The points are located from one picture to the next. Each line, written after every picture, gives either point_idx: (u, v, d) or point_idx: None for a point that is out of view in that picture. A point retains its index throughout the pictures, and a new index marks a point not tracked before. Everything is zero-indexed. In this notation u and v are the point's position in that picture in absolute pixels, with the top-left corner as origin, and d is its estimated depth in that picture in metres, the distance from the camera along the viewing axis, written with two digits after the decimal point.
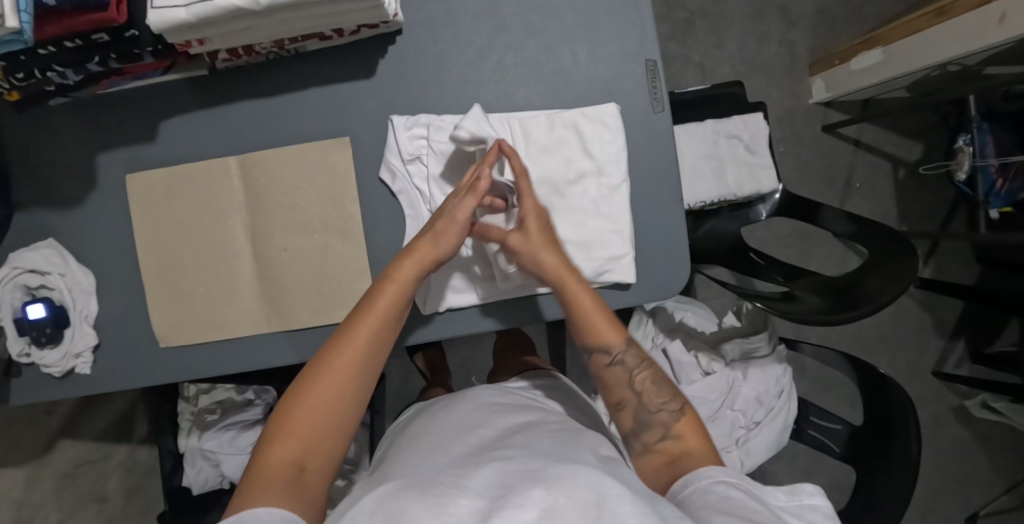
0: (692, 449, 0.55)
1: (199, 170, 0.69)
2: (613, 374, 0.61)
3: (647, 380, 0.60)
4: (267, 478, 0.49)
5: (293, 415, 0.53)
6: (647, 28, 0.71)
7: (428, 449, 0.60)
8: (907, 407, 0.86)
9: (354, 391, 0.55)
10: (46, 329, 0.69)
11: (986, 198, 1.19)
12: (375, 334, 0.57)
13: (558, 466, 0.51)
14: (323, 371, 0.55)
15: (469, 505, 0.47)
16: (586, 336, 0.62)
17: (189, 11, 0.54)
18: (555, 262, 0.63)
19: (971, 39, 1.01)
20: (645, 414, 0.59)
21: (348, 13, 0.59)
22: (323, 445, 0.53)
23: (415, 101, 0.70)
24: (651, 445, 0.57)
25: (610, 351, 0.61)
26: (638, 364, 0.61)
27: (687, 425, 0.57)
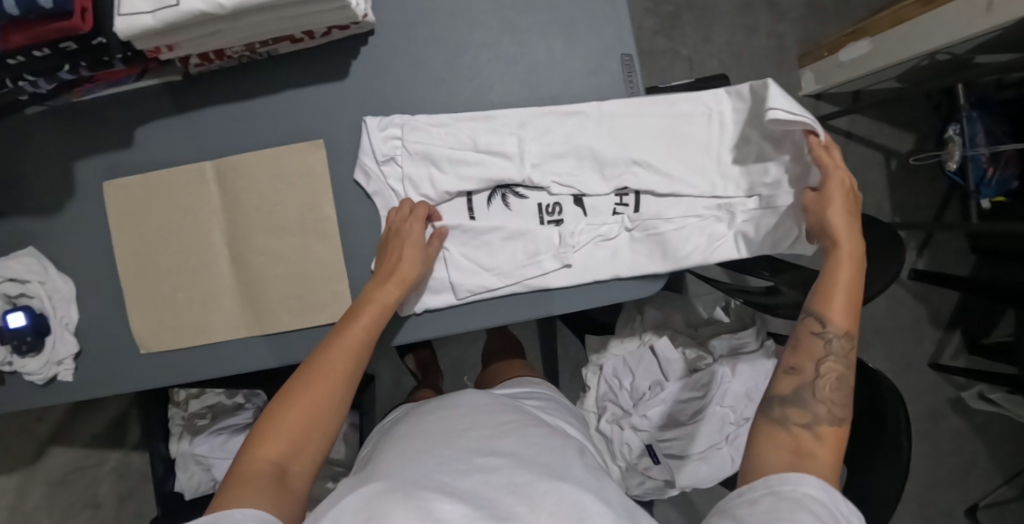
0: (819, 451, 0.54)
1: (175, 175, 0.69)
2: (812, 342, 0.60)
3: (833, 372, 0.58)
4: (250, 476, 0.50)
5: (281, 416, 0.54)
6: (623, 22, 0.70)
7: (416, 445, 0.60)
8: (898, 402, 0.86)
9: (334, 389, 0.57)
10: (27, 337, 0.69)
11: (977, 189, 1.19)
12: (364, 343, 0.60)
13: (546, 481, 0.52)
14: (314, 377, 0.56)
15: (453, 511, 0.48)
16: (817, 297, 0.61)
17: (155, 17, 0.54)
18: (842, 225, 0.64)
19: (959, 29, 1.00)
20: (809, 394, 0.57)
21: (318, 15, 0.59)
22: (307, 448, 0.54)
23: (390, 101, 0.70)
24: (790, 423, 0.56)
25: (825, 324, 0.60)
26: (842, 355, 0.59)
27: (834, 440, 0.55)
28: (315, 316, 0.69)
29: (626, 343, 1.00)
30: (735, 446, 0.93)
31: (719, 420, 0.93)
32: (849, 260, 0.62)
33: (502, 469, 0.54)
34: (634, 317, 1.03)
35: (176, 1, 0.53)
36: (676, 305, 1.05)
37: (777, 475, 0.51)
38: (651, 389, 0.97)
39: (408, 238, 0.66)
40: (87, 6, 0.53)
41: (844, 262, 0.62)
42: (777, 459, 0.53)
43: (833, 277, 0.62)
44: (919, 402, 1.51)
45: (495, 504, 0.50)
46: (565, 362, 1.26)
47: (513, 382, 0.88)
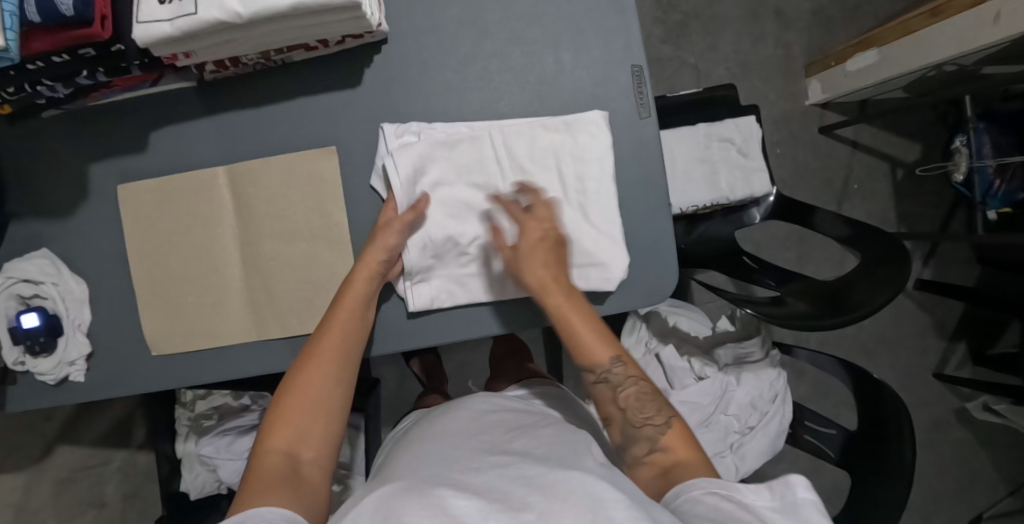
0: (684, 459, 0.54)
1: (187, 182, 0.70)
2: (601, 392, 0.59)
3: (633, 398, 0.58)
4: (265, 471, 0.50)
5: (280, 408, 0.54)
6: (633, 34, 0.71)
7: (432, 448, 0.59)
8: (901, 410, 0.85)
9: (338, 377, 0.57)
10: (40, 338, 0.70)
11: (984, 200, 1.18)
12: (349, 324, 0.61)
13: (557, 473, 0.50)
14: (307, 361, 0.57)
15: (467, 506, 0.45)
16: (575, 352, 0.60)
17: (173, 25, 0.55)
18: (547, 278, 0.62)
19: (967, 40, 1.00)
20: (632, 430, 0.57)
21: (332, 24, 0.60)
22: (313, 435, 0.54)
23: (401, 110, 0.70)
24: (640, 459, 0.56)
25: (597, 370, 0.59)
26: (625, 381, 0.58)
27: (676, 438, 0.56)
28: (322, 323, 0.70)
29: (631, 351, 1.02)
30: (739, 455, 0.94)
31: (723, 428, 0.95)
32: (575, 303, 0.61)
33: (514, 464, 0.52)
34: (639, 325, 1.04)
35: (194, 10, 0.54)
36: (684, 313, 1.04)
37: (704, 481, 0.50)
38: None
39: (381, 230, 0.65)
40: (107, 13, 0.55)
41: (563, 307, 0.61)
42: (648, 476, 0.55)
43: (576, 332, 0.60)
44: (924, 412, 1.50)
45: (511, 495, 0.47)
46: (569, 367, 1.26)
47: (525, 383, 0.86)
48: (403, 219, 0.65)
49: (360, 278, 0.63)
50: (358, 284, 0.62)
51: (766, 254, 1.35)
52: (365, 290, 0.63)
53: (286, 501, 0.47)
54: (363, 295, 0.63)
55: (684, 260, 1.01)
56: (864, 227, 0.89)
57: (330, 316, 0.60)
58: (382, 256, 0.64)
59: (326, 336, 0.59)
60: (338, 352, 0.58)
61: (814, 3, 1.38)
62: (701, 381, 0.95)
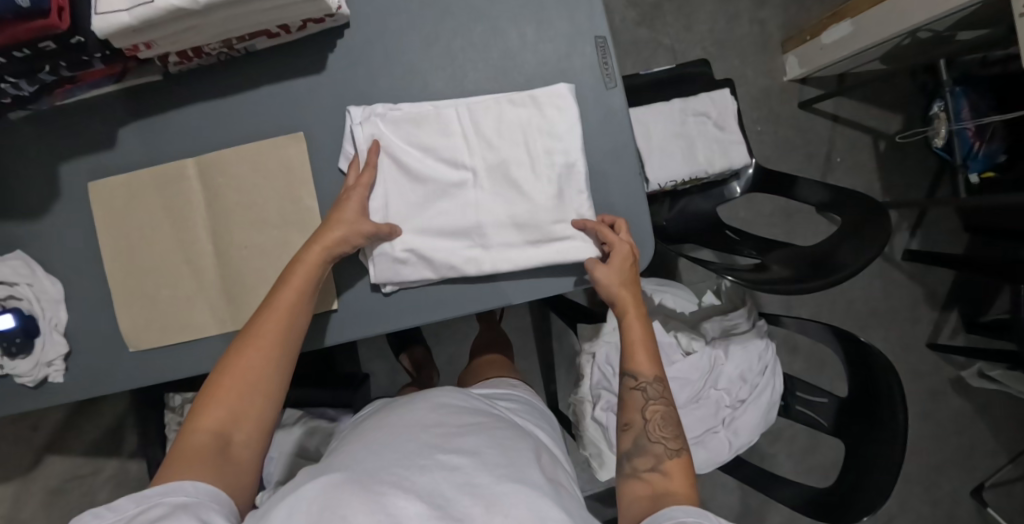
0: (675, 489, 0.56)
1: (156, 175, 0.70)
2: (632, 396, 0.64)
3: (658, 413, 0.62)
4: (193, 447, 0.51)
5: (215, 386, 0.54)
6: (596, 5, 0.71)
7: (381, 428, 0.58)
8: (891, 373, 0.85)
9: (278, 355, 0.57)
10: (16, 339, 0.70)
11: (965, 162, 1.19)
12: (297, 305, 0.59)
13: (502, 478, 0.52)
14: (248, 341, 0.56)
15: (410, 508, 0.47)
16: (624, 357, 0.65)
17: (131, 14, 0.55)
18: (622, 293, 0.67)
19: (937, 3, 1.00)
20: (645, 441, 0.61)
21: (290, 7, 0.60)
22: (246, 416, 0.54)
23: (368, 91, 0.70)
24: (639, 472, 0.59)
25: (638, 377, 0.64)
26: (658, 397, 0.63)
27: (678, 466, 0.58)
28: None
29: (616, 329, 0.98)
30: (732, 430, 0.94)
31: (714, 403, 0.94)
32: (637, 319, 0.67)
33: (462, 464, 0.52)
34: None
35: None
36: (669, 290, 1.04)
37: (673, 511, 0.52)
38: None
39: (342, 211, 0.64)
40: (64, 5, 0.55)
41: (630, 322, 0.67)
42: (638, 506, 0.56)
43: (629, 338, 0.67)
44: (920, 383, 1.50)
45: (452, 505, 0.48)
46: (560, 354, 1.25)
47: (488, 386, 0.86)
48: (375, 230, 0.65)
49: (311, 259, 0.61)
50: (308, 263, 0.61)
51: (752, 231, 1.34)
52: (314, 273, 0.61)
53: (209, 481, 0.49)
54: (313, 275, 0.61)
55: (665, 236, 1.01)
56: (844, 191, 0.89)
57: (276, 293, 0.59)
58: (337, 239, 0.62)
59: (269, 315, 0.58)
60: (281, 333, 0.58)
61: None
62: (689, 356, 0.94)
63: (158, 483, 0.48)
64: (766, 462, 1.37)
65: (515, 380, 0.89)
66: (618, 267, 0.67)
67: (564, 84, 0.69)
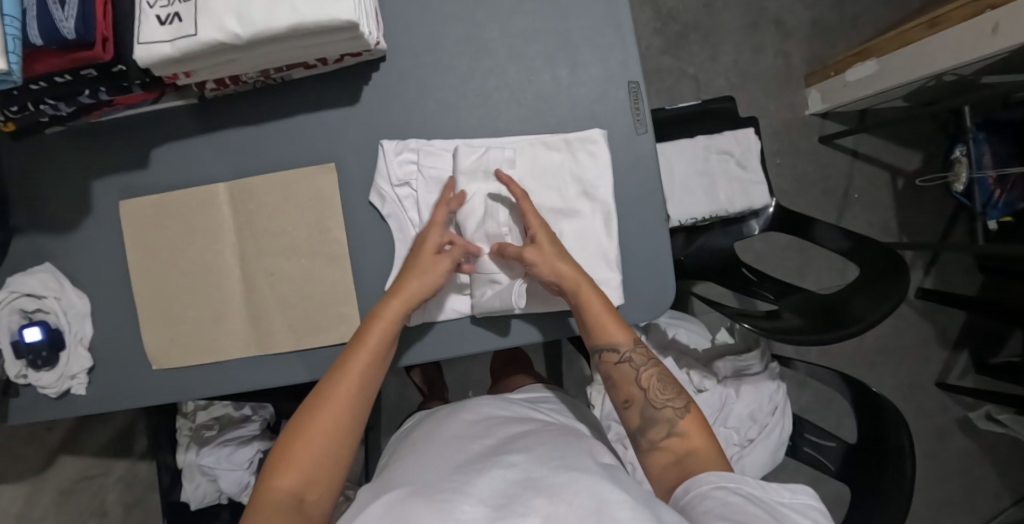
0: (697, 447, 0.58)
1: (188, 196, 0.71)
2: (622, 372, 0.64)
3: (654, 379, 0.63)
4: (270, 508, 0.52)
5: (290, 449, 0.56)
6: (630, 51, 0.71)
7: (432, 449, 0.61)
8: (900, 425, 0.85)
9: (351, 416, 0.59)
10: (42, 352, 0.71)
11: (985, 210, 1.18)
12: (375, 361, 0.61)
13: (559, 474, 0.52)
14: (323, 401, 0.58)
15: (474, 512, 0.48)
16: (596, 333, 0.65)
17: (174, 46, 0.55)
18: (569, 267, 0.65)
19: (965, 51, 1.00)
20: (651, 411, 0.62)
21: (330, 44, 0.61)
22: (319, 476, 0.56)
23: (401, 125, 0.71)
24: (657, 442, 0.60)
25: (619, 349, 0.64)
26: (644, 363, 0.65)
27: (693, 424, 0.60)
28: (320, 337, 0.71)
29: None
30: (739, 467, 0.93)
31: (722, 440, 0.95)
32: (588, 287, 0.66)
33: (519, 464, 0.54)
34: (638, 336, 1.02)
35: (194, 32, 0.55)
36: (682, 324, 1.05)
37: (720, 474, 0.53)
38: None
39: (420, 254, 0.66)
40: (109, 35, 0.55)
41: (588, 294, 0.65)
42: (667, 476, 0.58)
43: (591, 315, 0.65)
44: (927, 421, 1.49)
45: (515, 500, 0.49)
46: (569, 378, 1.26)
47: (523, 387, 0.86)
48: (453, 255, 0.67)
49: (390, 315, 0.63)
50: (386, 321, 0.63)
51: (767, 264, 1.35)
52: (393, 328, 0.63)
53: None
54: (390, 332, 0.63)
55: (682, 271, 1.02)
56: (864, 240, 0.89)
57: (353, 349, 0.61)
58: (416, 294, 0.64)
59: (342, 379, 0.59)
60: (355, 393, 0.59)
61: (814, 13, 1.39)
62: (700, 394, 0.96)
63: None
64: None
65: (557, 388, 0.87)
66: (546, 238, 0.66)
67: (598, 129, 0.70)
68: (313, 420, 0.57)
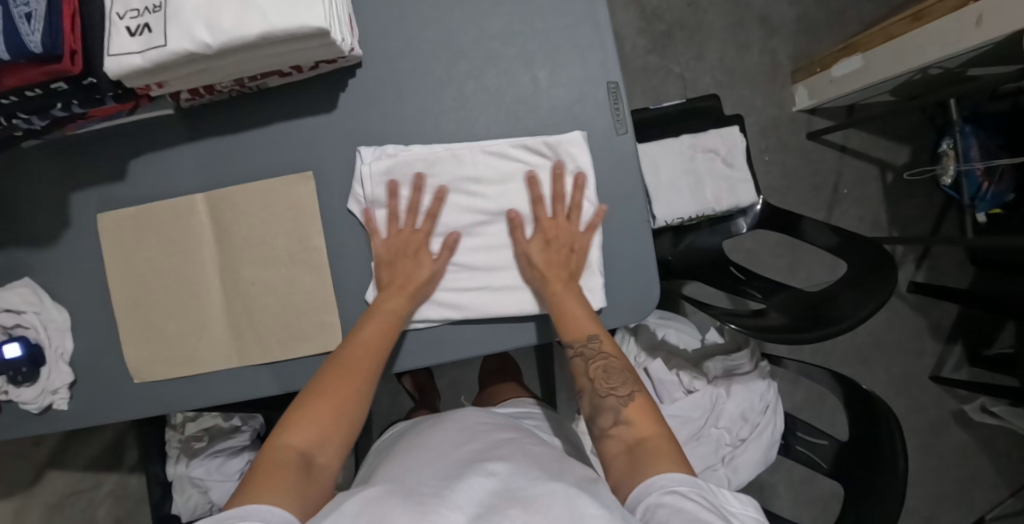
0: (646, 435, 0.59)
1: (166, 208, 0.70)
2: (576, 364, 0.67)
3: (601, 370, 0.65)
4: (277, 464, 0.54)
5: (306, 410, 0.59)
6: (609, 52, 0.71)
7: (417, 458, 0.60)
8: (892, 424, 0.84)
9: (362, 391, 0.62)
10: (22, 368, 0.70)
11: (973, 202, 1.19)
12: (380, 344, 0.65)
13: (537, 486, 0.51)
14: (338, 372, 0.62)
15: (452, 517, 0.47)
16: (558, 330, 0.67)
17: (144, 57, 0.55)
18: (538, 268, 0.68)
19: (949, 43, 1.00)
20: (597, 400, 0.64)
21: (305, 51, 0.60)
22: (328, 440, 0.58)
23: (379, 131, 0.70)
24: (607, 430, 0.62)
25: (571, 345, 0.66)
26: (596, 354, 0.66)
27: (637, 413, 0.61)
28: (302, 347, 0.70)
29: None
30: (731, 467, 0.94)
31: (715, 441, 0.95)
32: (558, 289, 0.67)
33: (498, 475, 0.53)
34: (627, 339, 1.03)
35: (165, 42, 0.54)
36: (672, 325, 1.05)
37: (666, 474, 0.54)
38: None
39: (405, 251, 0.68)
40: (77, 48, 0.55)
41: (560, 294, 0.67)
42: (618, 462, 0.58)
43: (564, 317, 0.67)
44: (922, 415, 1.49)
45: (493, 508, 0.48)
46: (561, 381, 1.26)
47: (511, 400, 0.86)
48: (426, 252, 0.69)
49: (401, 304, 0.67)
50: (388, 306, 0.66)
51: (757, 262, 1.34)
52: (404, 314, 0.67)
53: (290, 496, 0.51)
54: (401, 318, 0.67)
55: (670, 272, 1.02)
56: (853, 237, 0.89)
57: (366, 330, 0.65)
58: (422, 286, 0.68)
59: (357, 353, 0.63)
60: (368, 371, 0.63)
61: (799, 9, 1.39)
62: (690, 395, 0.95)
63: (237, 500, 0.49)
64: (765, 493, 1.37)
65: (540, 401, 0.87)
66: (541, 252, 0.69)
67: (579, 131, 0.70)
68: (327, 387, 0.60)
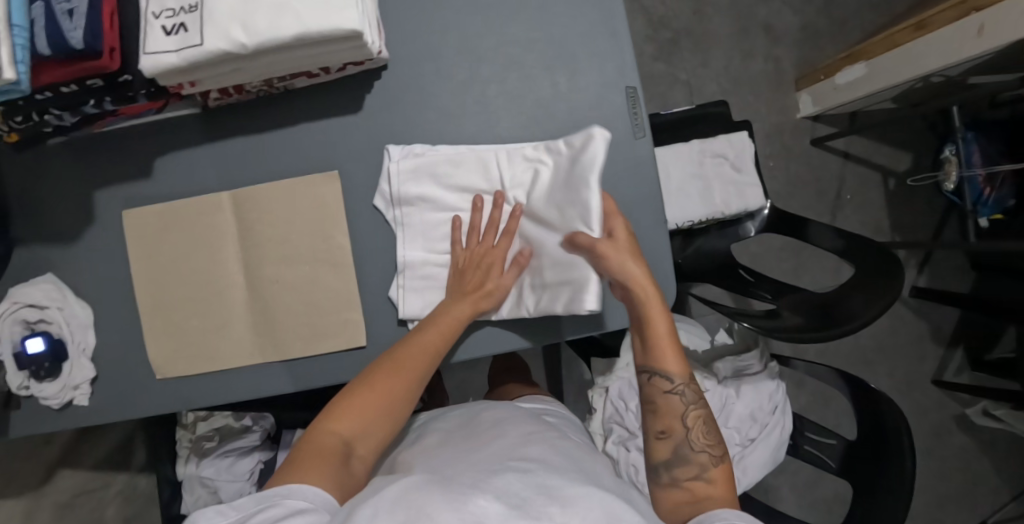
0: (717, 495, 0.61)
1: (191, 206, 0.71)
2: (670, 400, 0.65)
3: (699, 420, 0.65)
4: (324, 448, 0.54)
5: (353, 399, 0.59)
6: (627, 57, 0.73)
7: (453, 455, 0.60)
8: (900, 423, 0.85)
9: (413, 393, 0.62)
10: (45, 363, 0.71)
11: (975, 208, 1.21)
12: (432, 357, 0.64)
13: (571, 485, 0.51)
14: (395, 368, 0.62)
15: (490, 507, 0.45)
16: (648, 349, 0.66)
17: (179, 56, 0.56)
18: (639, 272, 0.64)
19: (951, 51, 1.02)
20: (687, 449, 0.63)
21: (335, 53, 0.62)
22: (372, 434, 0.59)
23: (402, 131, 0.72)
24: (680, 480, 0.62)
25: (672, 379, 0.65)
26: (695, 400, 0.65)
27: (721, 474, 0.62)
28: (323, 345, 0.71)
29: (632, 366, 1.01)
30: (741, 467, 0.94)
31: (724, 441, 0.95)
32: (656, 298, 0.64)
33: (533, 472, 0.53)
34: None
35: (200, 41, 0.56)
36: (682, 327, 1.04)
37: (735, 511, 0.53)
38: None
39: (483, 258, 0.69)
40: (116, 46, 0.56)
41: (655, 306, 0.64)
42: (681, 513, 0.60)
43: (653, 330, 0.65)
44: (925, 419, 1.51)
45: (529, 503, 0.47)
46: (569, 382, 1.27)
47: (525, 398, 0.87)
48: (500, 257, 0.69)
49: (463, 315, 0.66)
50: (445, 322, 0.65)
51: (762, 266, 1.36)
52: (463, 323, 0.66)
53: (333, 484, 0.51)
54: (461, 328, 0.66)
55: (681, 274, 1.03)
56: (859, 240, 0.91)
57: (423, 335, 0.64)
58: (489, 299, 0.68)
59: (414, 353, 0.63)
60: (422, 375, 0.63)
61: (802, 19, 1.41)
62: None
63: (279, 480, 0.50)
64: (770, 495, 1.38)
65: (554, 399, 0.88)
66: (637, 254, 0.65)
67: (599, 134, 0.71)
68: (382, 380, 0.60)
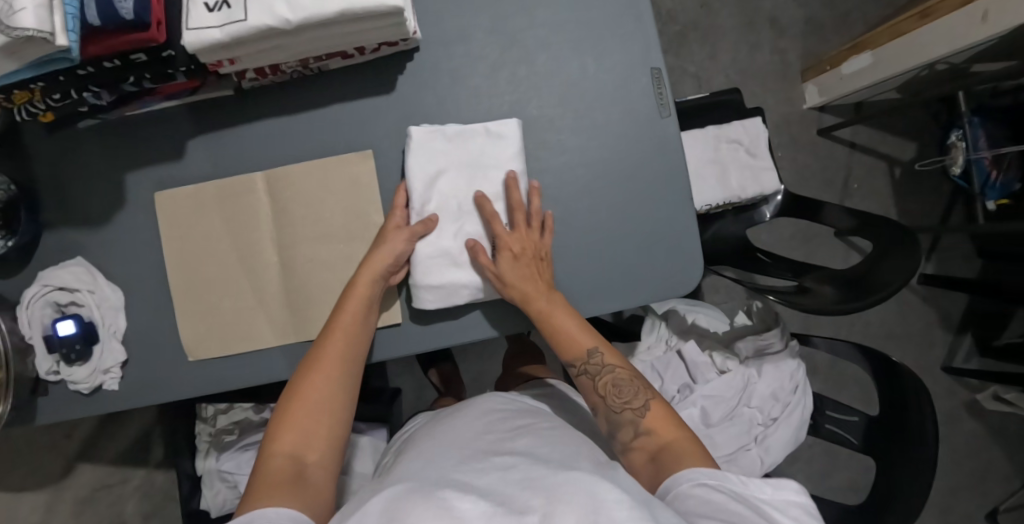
0: (667, 440, 0.60)
1: (223, 187, 0.71)
2: (583, 382, 0.67)
3: (609, 384, 0.65)
4: (273, 472, 0.55)
5: (284, 414, 0.60)
6: (652, 38, 0.74)
7: (434, 447, 0.61)
8: (921, 388, 0.87)
9: (337, 382, 0.62)
10: (76, 345, 0.70)
11: (982, 191, 1.23)
12: (348, 347, 0.65)
13: (557, 472, 0.51)
14: (313, 366, 0.62)
15: (472, 509, 0.45)
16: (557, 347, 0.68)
17: (223, 31, 0.56)
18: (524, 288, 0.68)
19: (956, 37, 1.04)
20: (614, 415, 0.64)
21: (372, 31, 0.63)
22: (314, 438, 0.59)
23: (434, 112, 0.72)
24: (629, 444, 0.62)
25: (580, 364, 0.67)
26: (603, 368, 0.66)
27: (658, 419, 0.62)
28: None
29: (653, 348, 1.03)
30: (764, 447, 0.94)
31: (746, 421, 0.96)
32: (543, 296, 0.68)
33: (517, 466, 0.53)
34: (658, 324, 1.06)
35: (244, 16, 0.56)
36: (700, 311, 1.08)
37: (703, 470, 0.54)
38: (681, 392, 0.98)
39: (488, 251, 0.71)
40: (162, 19, 0.56)
41: (548, 310, 0.68)
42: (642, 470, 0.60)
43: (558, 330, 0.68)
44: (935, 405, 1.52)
45: (512, 499, 0.47)
46: None
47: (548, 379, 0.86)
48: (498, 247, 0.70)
49: (363, 281, 0.66)
50: (347, 316, 0.65)
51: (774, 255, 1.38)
52: (372, 290, 0.67)
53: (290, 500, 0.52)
54: (367, 297, 0.67)
55: None
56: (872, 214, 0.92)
57: (330, 327, 0.65)
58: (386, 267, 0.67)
59: (327, 342, 0.64)
60: (339, 360, 0.63)
61: (807, 12, 1.44)
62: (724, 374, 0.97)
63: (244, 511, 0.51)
64: None
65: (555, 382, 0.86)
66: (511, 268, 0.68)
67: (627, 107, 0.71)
68: (301, 384, 0.61)
